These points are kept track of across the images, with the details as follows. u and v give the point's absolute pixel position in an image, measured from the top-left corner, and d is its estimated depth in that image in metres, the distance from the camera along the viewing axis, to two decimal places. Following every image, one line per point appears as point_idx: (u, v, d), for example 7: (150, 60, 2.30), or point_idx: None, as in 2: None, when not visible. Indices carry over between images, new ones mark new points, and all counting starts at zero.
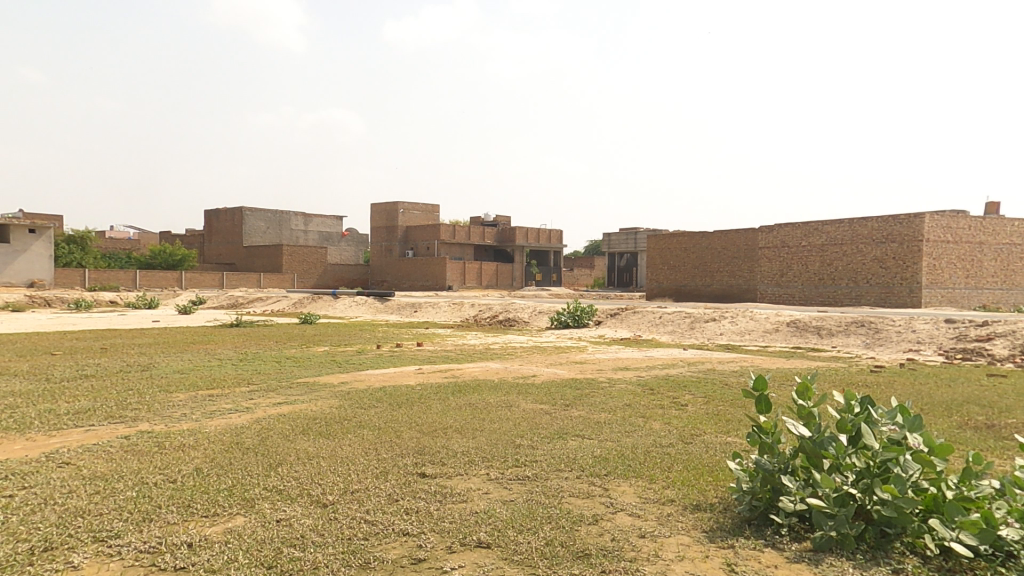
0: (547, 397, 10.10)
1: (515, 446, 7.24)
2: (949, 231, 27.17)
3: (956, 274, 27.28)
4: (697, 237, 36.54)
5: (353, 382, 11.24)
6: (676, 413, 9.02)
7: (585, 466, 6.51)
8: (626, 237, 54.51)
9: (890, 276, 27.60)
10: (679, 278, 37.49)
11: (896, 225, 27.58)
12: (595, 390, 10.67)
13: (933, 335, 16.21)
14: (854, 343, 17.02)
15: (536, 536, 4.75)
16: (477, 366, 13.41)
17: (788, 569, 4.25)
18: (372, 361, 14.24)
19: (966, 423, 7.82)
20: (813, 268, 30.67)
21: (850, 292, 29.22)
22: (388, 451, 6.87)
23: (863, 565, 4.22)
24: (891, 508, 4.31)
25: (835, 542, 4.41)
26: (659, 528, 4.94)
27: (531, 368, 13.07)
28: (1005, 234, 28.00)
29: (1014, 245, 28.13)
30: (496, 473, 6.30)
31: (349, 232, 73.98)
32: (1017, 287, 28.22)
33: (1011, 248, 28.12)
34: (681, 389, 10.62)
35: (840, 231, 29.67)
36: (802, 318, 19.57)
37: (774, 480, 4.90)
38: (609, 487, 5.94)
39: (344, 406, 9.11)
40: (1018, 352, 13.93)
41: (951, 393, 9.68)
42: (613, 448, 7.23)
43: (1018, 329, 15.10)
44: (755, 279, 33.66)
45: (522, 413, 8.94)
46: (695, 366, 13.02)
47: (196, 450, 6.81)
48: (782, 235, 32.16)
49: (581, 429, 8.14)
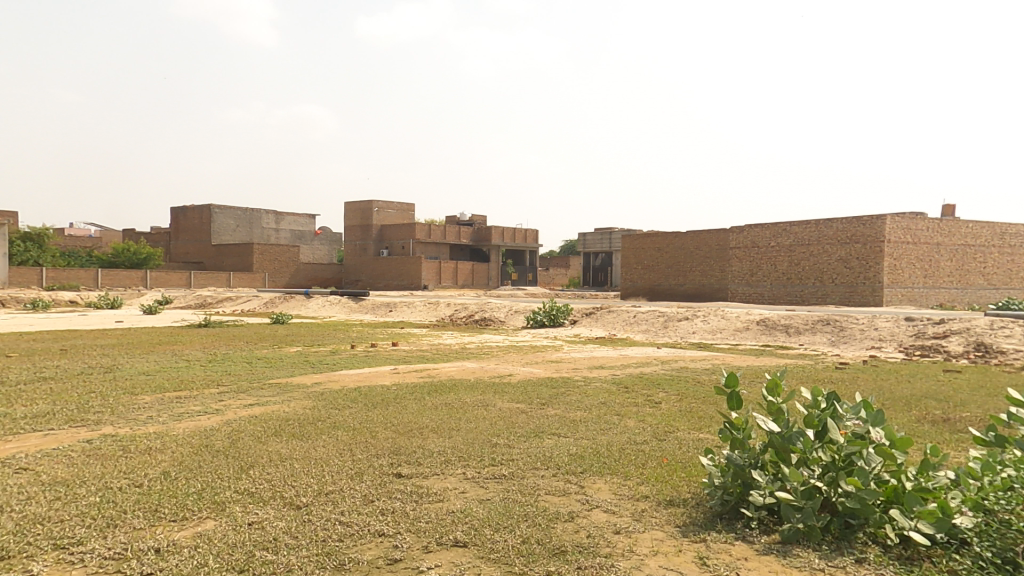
0: (524, 395, 10.12)
1: (492, 445, 7.24)
2: (909, 231, 28.26)
3: (915, 274, 28.45)
4: (670, 237, 37.22)
5: (327, 382, 11.11)
6: (650, 410, 9.17)
7: (562, 464, 6.56)
8: (601, 237, 55.17)
9: (854, 275, 28.58)
10: (654, 278, 38.19)
11: (860, 226, 28.51)
12: (572, 388, 10.74)
13: (893, 332, 16.84)
14: (820, 340, 17.60)
15: (512, 534, 4.77)
16: (453, 365, 13.32)
17: (758, 561, 4.38)
18: (345, 362, 14.04)
19: (923, 417, 8.16)
20: (781, 268, 31.54)
21: (816, 291, 30.09)
22: (363, 452, 6.81)
23: (828, 555, 4.39)
24: (854, 500, 4.50)
25: (801, 534, 4.58)
26: (634, 524, 5.04)
27: (507, 367, 13.05)
28: (960, 236, 29.37)
29: (967, 246, 29.53)
30: (472, 472, 6.31)
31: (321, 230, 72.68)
32: (970, 286, 29.60)
33: (964, 248, 29.50)
34: (655, 387, 10.75)
35: (807, 231, 30.54)
36: (770, 316, 20.09)
37: (745, 475, 5.06)
38: (585, 484, 6.02)
39: (317, 408, 8.95)
40: (972, 349, 14.61)
41: (911, 388, 10.11)
42: (589, 446, 7.31)
43: (972, 326, 15.77)
44: (726, 278, 34.39)
45: (498, 412, 8.95)
46: (669, 365, 13.23)
47: (162, 453, 6.61)
48: (753, 236, 32.84)
49: (558, 427, 8.20)
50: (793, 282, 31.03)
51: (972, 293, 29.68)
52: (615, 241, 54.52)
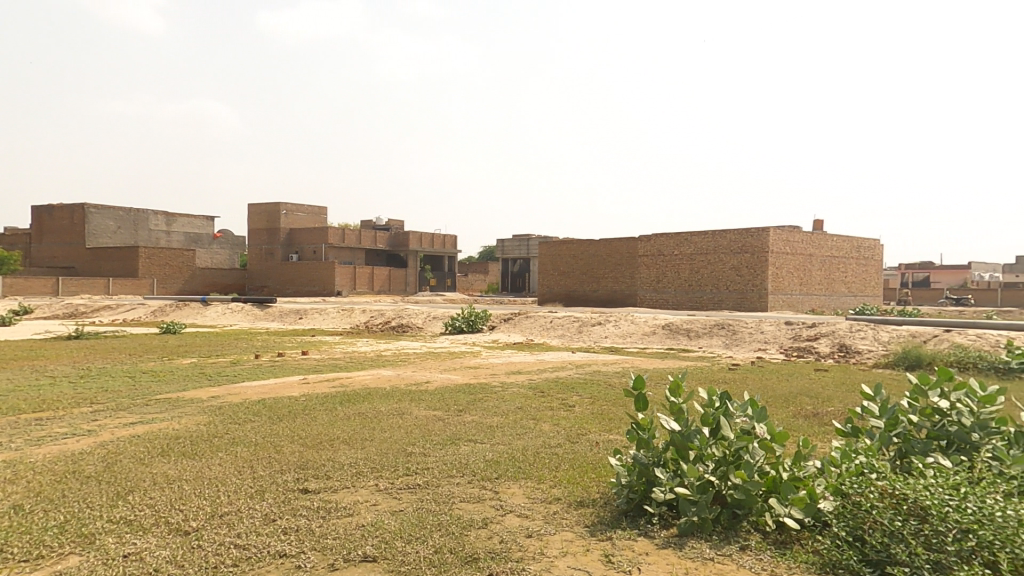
0: (440, 402, 10.04)
1: (406, 454, 7.11)
2: (788, 243, 31.21)
3: (793, 281, 31.45)
4: (584, 244, 38.56)
5: (225, 396, 10.37)
6: (564, 414, 9.43)
7: (477, 471, 6.56)
8: (519, 243, 55.66)
9: (744, 283, 31.07)
10: (569, 284, 39.38)
11: (748, 238, 31.09)
12: (489, 394, 10.80)
13: (776, 335, 18.50)
14: (715, 343, 18.98)
15: (424, 544, 4.71)
16: (367, 374, 12.95)
17: (657, 555, 4.63)
18: (248, 373, 13.21)
19: (800, 413, 9.05)
20: (683, 275, 33.63)
21: (713, 297, 32.35)
22: (266, 468, 6.43)
23: (717, 544, 4.73)
24: (741, 492, 4.89)
25: (696, 527, 4.90)
26: (545, 526, 5.15)
27: (424, 374, 12.88)
28: (827, 248, 32.96)
29: (831, 258, 33.21)
30: (385, 483, 6.16)
31: (222, 233, 67.75)
32: (835, 293, 33.26)
33: (830, 260, 33.12)
34: (570, 391, 11.07)
35: (706, 241, 32.77)
36: (675, 320, 21.38)
37: (649, 473, 5.33)
38: (499, 489, 6.07)
39: (213, 423, 8.34)
40: (836, 350, 16.41)
41: (790, 386, 11.16)
42: (504, 451, 7.38)
43: (837, 329, 17.69)
44: (635, 284, 36.17)
45: (414, 420, 8.81)
46: (582, 369, 13.69)
47: (17, 484, 5.86)
48: (658, 244, 34.75)
49: (474, 433, 8.21)
50: (694, 288, 33.22)
51: (835, 300, 33.39)
52: (531, 248, 55.42)
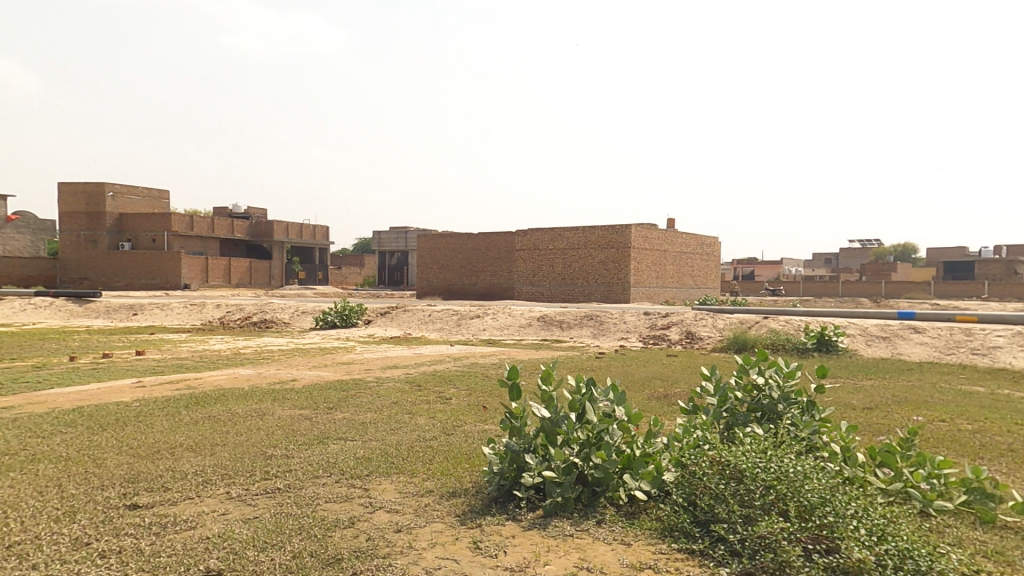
0: (307, 401, 9.42)
1: (265, 457, 6.54)
2: (647, 240, 34.26)
3: (651, 275, 34.59)
4: (463, 238, 38.94)
5: (27, 406, 8.73)
6: (441, 407, 9.36)
7: (346, 469, 6.24)
8: (397, 236, 55.09)
9: (610, 276, 33.50)
10: (448, 277, 39.59)
11: (614, 234, 33.56)
12: (363, 390, 10.37)
13: (636, 325, 20.16)
14: (585, 334, 20.21)
15: (280, 551, 4.36)
16: (221, 374, 11.76)
17: (523, 537, 4.73)
18: (64, 378, 11.28)
19: (654, 395, 9.93)
20: (557, 269, 35.32)
21: (583, 290, 34.38)
22: (80, 486, 5.51)
23: (578, 521, 4.97)
24: (600, 470, 5.20)
25: (560, 507, 5.11)
26: (415, 520, 5.04)
27: (289, 372, 12.02)
28: (678, 245, 36.70)
29: (682, 254, 37.07)
30: (238, 490, 5.60)
31: (19, 216, 55.37)
32: (684, 286, 37.16)
33: (681, 255, 36.96)
34: (447, 384, 11.04)
35: (576, 237, 34.73)
36: (549, 313, 22.36)
37: (520, 460, 5.45)
38: (369, 486, 5.82)
39: (7, 439, 6.97)
40: (684, 337, 18.31)
41: (647, 372, 12.23)
42: (377, 447, 7.12)
43: (685, 318, 19.77)
44: (513, 278, 37.30)
45: (276, 421, 8.16)
46: (460, 361, 13.73)
47: None
48: (534, 239, 36.13)
49: (345, 431, 7.81)
50: (567, 282, 35.07)
51: (685, 291, 37.34)
52: (410, 241, 54.99)
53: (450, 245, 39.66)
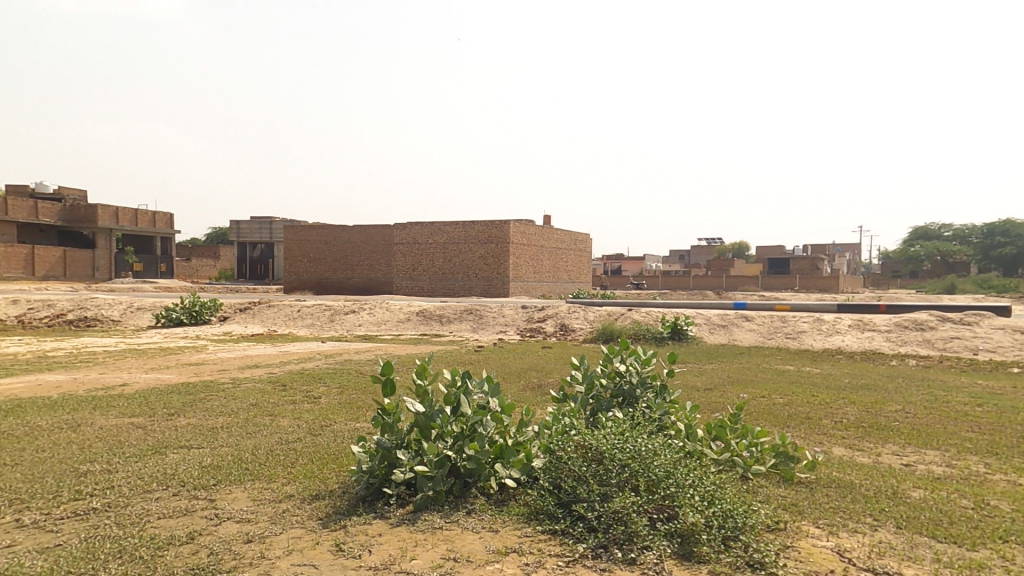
0: (141, 408, 8.21)
1: (79, 475, 5.53)
2: (525, 236, 35.37)
3: (529, 270, 35.79)
4: (338, 230, 37.30)
5: None
6: (308, 406, 8.72)
7: (187, 480, 5.51)
8: (260, 226, 51.10)
9: (490, 271, 34.08)
10: (320, 271, 37.71)
11: (493, 229, 34.15)
12: (215, 393, 9.31)
13: (514, 318, 20.65)
14: (464, 327, 20.29)
15: None
16: (24, 381, 9.82)
17: (390, 534, 4.51)
18: None
19: (529, 386, 10.19)
20: (437, 263, 35.11)
21: (464, 285, 34.55)
22: None
23: (448, 513, 4.87)
24: (472, 461, 5.15)
25: (430, 501, 4.96)
26: (270, 528, 4.58)
27: (120, 376, 10.42)
28: (554, 241, 38.37)
29: (558, 249, 38.83)
30: (37, 517, 4.65)
31: None
32: (559, 280, 38.99)
33: (557, 251, 38.71)
34: (315, 382, 10.34)
35: (456, 231, 34.78)
36: (428, 308, 22.10)
37: (390, 457, 5.18)
38: (216, 496, 5.20)
39: None
40: (558, 330, 19.15)
41: (521, 364, 12.56)
42: (228, 453, 6.41)
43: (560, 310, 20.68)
44: (391, 272, 36.44)
45: (98, 432, 6.98)
46: (332, 358, 12.97)
47: None
48: (414, 233, 35.59)
49: (190, 438, 6.92)
50: (446, 276, 34.98)
51: (560, 285, 39.21)
52: (275, 232, 51.34)
53: (322, 237, 37.72)
